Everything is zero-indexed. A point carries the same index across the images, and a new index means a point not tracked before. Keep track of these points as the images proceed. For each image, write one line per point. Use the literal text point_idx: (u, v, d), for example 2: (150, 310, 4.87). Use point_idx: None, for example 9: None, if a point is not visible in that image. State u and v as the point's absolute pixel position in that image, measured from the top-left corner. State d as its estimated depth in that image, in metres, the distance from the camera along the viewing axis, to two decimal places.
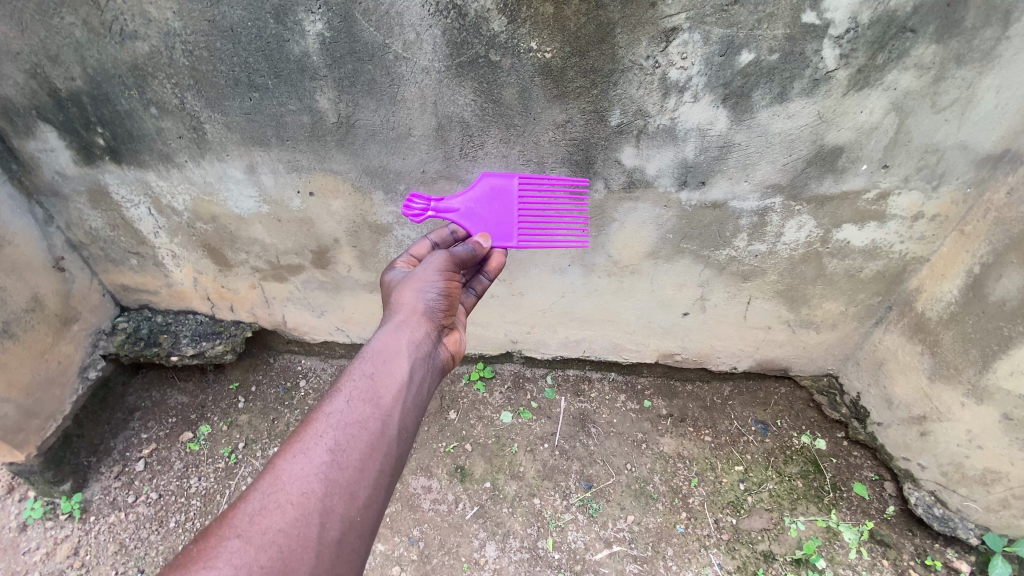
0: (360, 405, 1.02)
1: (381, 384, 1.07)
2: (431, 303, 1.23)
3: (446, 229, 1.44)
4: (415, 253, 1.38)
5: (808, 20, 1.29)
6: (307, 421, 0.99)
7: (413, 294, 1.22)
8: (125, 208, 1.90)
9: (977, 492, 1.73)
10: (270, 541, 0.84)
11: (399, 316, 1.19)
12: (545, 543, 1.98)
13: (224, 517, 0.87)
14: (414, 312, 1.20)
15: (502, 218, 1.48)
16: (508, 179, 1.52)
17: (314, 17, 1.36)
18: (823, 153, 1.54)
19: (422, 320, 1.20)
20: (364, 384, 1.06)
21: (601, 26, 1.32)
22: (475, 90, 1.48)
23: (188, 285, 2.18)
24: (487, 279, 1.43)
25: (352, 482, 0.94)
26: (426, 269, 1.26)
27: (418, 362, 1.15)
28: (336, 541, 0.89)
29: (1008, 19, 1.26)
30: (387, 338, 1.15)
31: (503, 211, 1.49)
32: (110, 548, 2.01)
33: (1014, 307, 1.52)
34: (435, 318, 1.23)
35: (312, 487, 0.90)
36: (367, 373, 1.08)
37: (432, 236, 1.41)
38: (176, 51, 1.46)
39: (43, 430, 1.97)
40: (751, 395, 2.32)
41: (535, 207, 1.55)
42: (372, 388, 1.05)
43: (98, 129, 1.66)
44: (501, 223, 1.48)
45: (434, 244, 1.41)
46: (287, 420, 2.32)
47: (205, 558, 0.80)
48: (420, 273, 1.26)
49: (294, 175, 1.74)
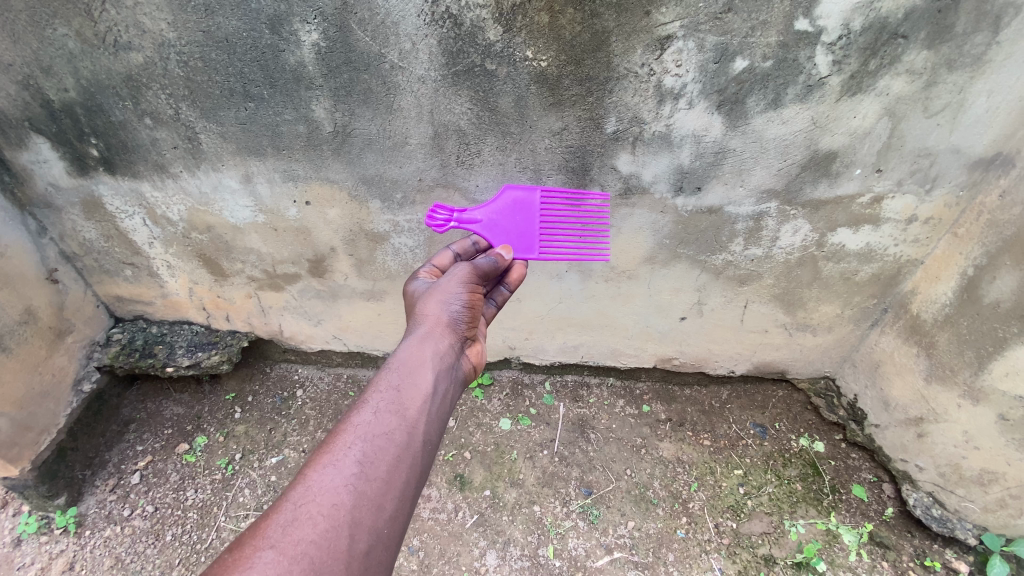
0: (387, 416, 1.01)
1: (407, 396, 1.06)
2: (455, 315, 1.22)
3: (469, 240, 1.45)
4: (438, 263, 1.37)
5: (801, 27, 1.30)
6: (335, 432, 0.99)
7: (437, 306, 1.21)
8: (119, 218, 1.89)
9: (975, 492, 1.74)
10: (302, 553, 0.82)
11: (424, 328, 1.18)
12: (546, 550, 1.97)
13: (258, 527, 0.86)
14: (439, 324, 1.20)
15: (523, 231, 1.48)
16: (530, 193, 1.49)
17: (310, 27, 1.36)
18: (817, 158, 1.55)
19: (447, 332, 1.20)
20: (390, 395, 1.05)
21: (596, 34, 1.33)
22: (471, 99, 1.48)
23: (183, 295, 2.17)
24: (508, 290, 1.42)
25: (379, 494, 0.93)
26: (450, 281, 1.25)
27: (442, 374, 1.14)
28: (364, 553, 0.88)
29: (998, 24, 1.28)
30: (412, 350, 1.14)
31: (525, 223, 1.48)
32: (106, 562, 1.98)
33: (1009, 308, 1.53)
34: (458, 330, 1.22)
35: (342, 498, 0.89)
36: (393, 385, 1.07)
37: (455, 246, 1.42)
38: (171, 61, 1.45)
39: (37, 443, 1.94)
40: (749, 399, 2.31)
41: (553, 219, 1.55)
42: (399, 400, 1.05)
43: (92, 140, 1.65)
44: (522, 235, 1.47)
45: (457, 255, 1.41)
46: (284, 430, 2.30)
47: (240, 568, 0.79)
48: (444, 284, 1.25)
49: (290, 185, 1.73)
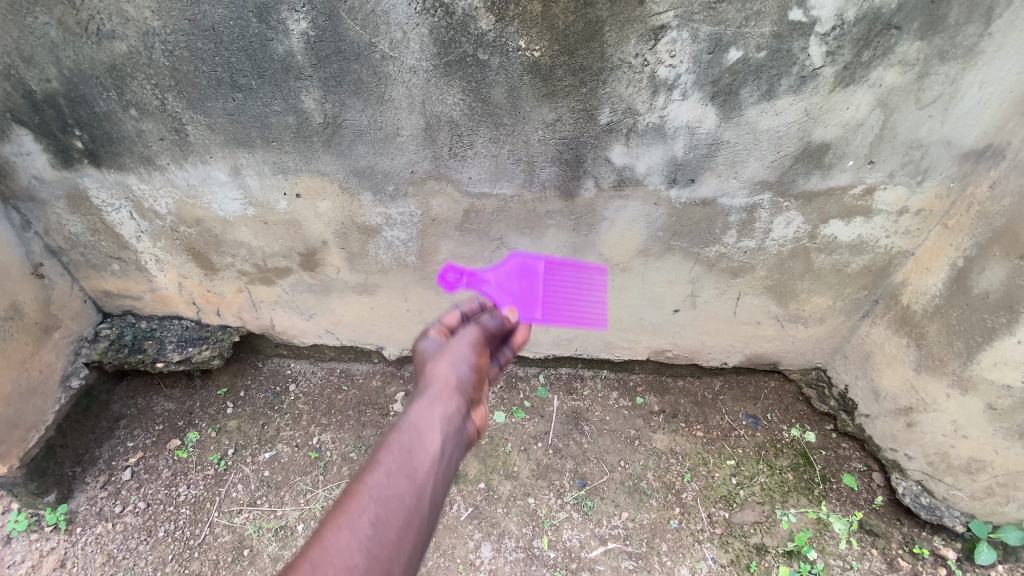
0: (399, 478, 0.90)
1: (420, 457, 0.94)
2: (467, 376, 1.11)
3: (476, 298, 1.40)
4: (446, 324, 1.30)
5: (795, 17, 1.29)
6: (345, 492, 0.88)
7: (448, 366, 1.12)
8: (106, 212, 1.86)
9: (963, 481, 1.77)
10: None
11: (434, 388, 1.07)
12: (540, 542, 1.98)
13: None
14: (450, 385, 1.08)
15: (525, 290, 1.78)
16: (535, 261, 1.83)
17: (298, 16, 1.34)
18: (810, 149, 1.55)
19: (459, 392, 1.08)
20: (402, 455, 0.93)
21: (590, 24, 1.31)
22: (464, 89, 1.46)
23: (173, 289, 2.14)
24: (511, 352, 1.32)
25: (390, 561, 0.83)
26: (460, 343, 1.18)
27: (454, 436, 1.01)
28: None
29: (991, 16, 1.28)
30: (423, 409, 1.02)
31: (527, 284, 1.79)
32: (97, 559, 1.96)
33: (997, 299, 1.55)
34: (471, 390, 1.11)
35: (353, 563, 0.80)
36: (405, 445, 0.95)
37: (462, 306, 1.36)
38: (156, 50, 1.42)
39: (25, 440, 1.92)
40: (741, 390, 2.33)
41: (554, 286, 1.82)
42: (412, 460, 0.93)
43: (76, 131, 1.61)
44: (525, 295, 1.74)
45: (464, 315, 1.35)
46: (277, 425, 2.29)
47: None
48: (454, 345, 1.18)
49: (280, 177, 1.71)
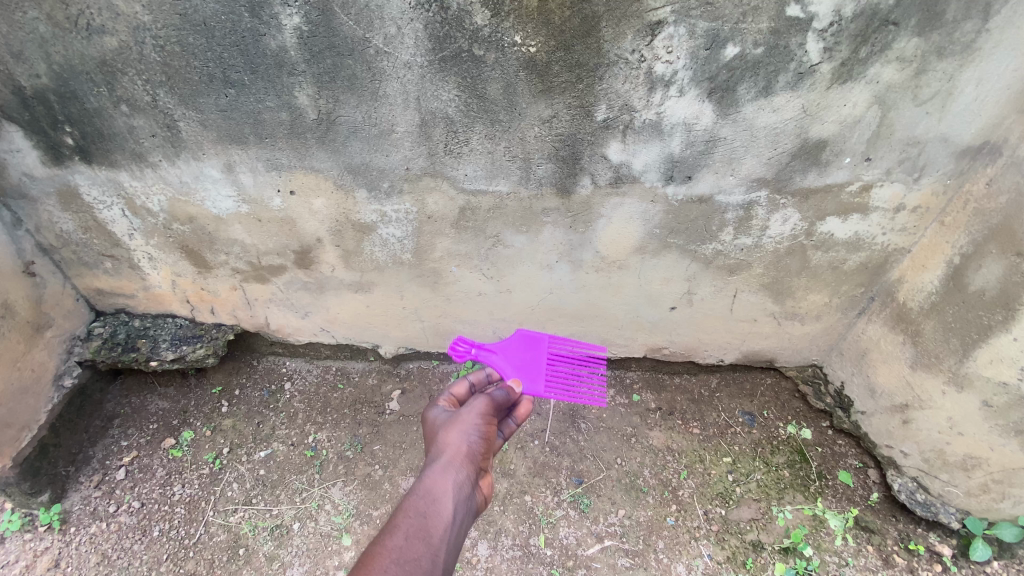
0: (416, 542, 0.98)
1: (434, 522, 1.02)
2: (476, 444, 1.19)
3: (483, 371, 1.48)
4: (456, 393, 1.38)
5: (793, 13, 1.28)
6: (366, 555, 0.95)
7: (458, 435, 1.19)
8: (97, 209, 1.84)
9: (958, 477, 1.78)
10: None
11: (445, 457, 1.15)
12: (537, 540, 1.98)
13: None
14: (460, 453, 1.16)
15: (530, 364, 1.60)
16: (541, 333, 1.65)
17: (291, 11, 1.32)
18: (807, 146, 1.54)
19: (469, 460, 1.16)
20: (419, 521, 1.02)
21: (586, 19, 1.30)
22: (459, 85, 1.45)
23: (166, 287, 2.12)
24: (515, 424, 1.35)
25: None
26: (470, 413, 1.23)
27: (462, 503, 1.10)
28: None
29: (988, 12, 1.28)
30: (436, 477, 1.11)
31: (534, 358, 1.62)
32: (92, 559, 1.95)
33: (994, 296, 1.55)
34: (479, 459, 1.19)
35: None
36: (421, 511, 1.04)
37: (471, 377, 1.44)
38: (147, 45, 1.40)
39: (18, 440, 1.90)
40: (738, 387, 2.33)
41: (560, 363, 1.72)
42: (427, 525, 1.02)
43: (66, 128, 1.59)
44: (531, 369, 1.59)
45: (472, 385, 1.42)
46: (272, 424, 2.28)
47: None
48: (464, 414, 1.24)
49: (274, 174, 1.69)
